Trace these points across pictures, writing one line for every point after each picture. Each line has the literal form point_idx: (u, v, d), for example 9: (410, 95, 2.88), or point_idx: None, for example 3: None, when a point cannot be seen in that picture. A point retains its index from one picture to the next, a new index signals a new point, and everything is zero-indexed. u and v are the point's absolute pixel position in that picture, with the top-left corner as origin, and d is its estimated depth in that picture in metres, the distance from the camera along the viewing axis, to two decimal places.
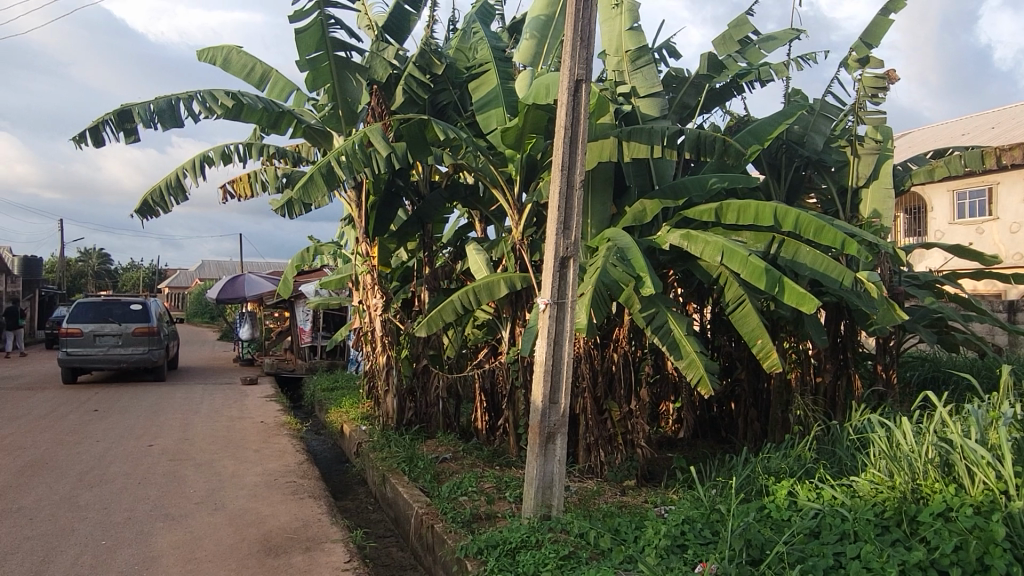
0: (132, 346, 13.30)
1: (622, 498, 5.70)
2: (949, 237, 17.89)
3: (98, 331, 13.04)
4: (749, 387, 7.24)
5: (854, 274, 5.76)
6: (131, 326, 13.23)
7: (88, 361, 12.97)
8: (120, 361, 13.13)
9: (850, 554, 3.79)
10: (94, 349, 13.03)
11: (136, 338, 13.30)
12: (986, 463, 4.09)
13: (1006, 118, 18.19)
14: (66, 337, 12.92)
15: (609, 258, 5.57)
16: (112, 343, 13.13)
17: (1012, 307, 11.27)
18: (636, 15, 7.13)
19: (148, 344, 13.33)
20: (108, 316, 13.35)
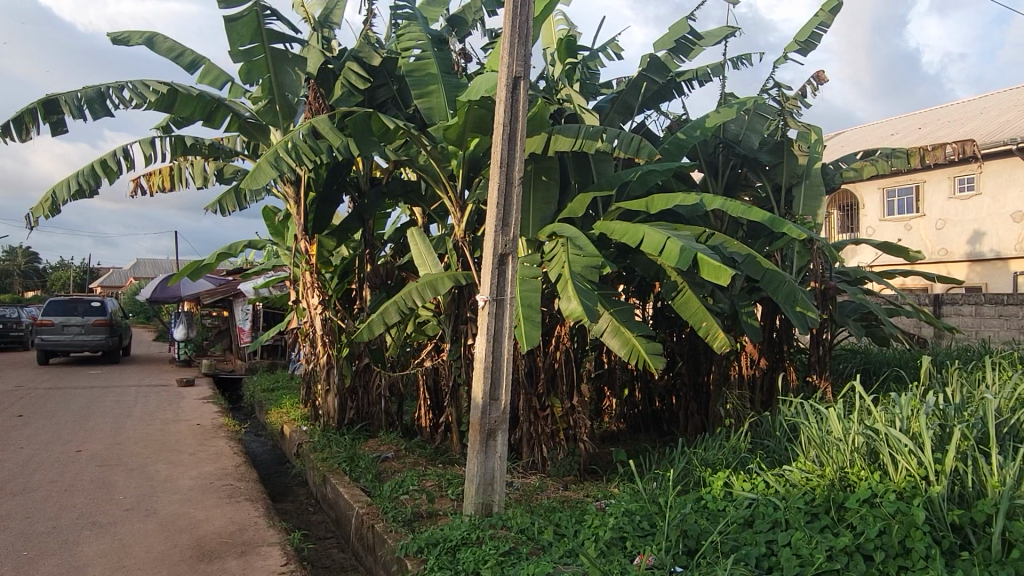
0: (92, 334, 15.98)
1: (565, 493, 5.75)
2: (879, 234, 18.59)
3: (66, 322, 15.75)
4: (689, 380, 7.38)
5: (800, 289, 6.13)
6: (92, 318, 15.98)
7: (58, 347, 15.65)
8: (83, 347, 15.81)
9: (781, 541, 3.91)
10: (62, 336, 15.72)
11: (96, 329, 16.04)
12: (908, 449, 4.26)
13: (932, 119, 18.99)
14: (39, 327, 15.62)
15: (568, 253, 5.67)
16: (76, 332, 15.83)
17: (938, 301, 11.81)
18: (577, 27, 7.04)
19: (106, 332, 16.06)
20: (73, 311, 16.06)
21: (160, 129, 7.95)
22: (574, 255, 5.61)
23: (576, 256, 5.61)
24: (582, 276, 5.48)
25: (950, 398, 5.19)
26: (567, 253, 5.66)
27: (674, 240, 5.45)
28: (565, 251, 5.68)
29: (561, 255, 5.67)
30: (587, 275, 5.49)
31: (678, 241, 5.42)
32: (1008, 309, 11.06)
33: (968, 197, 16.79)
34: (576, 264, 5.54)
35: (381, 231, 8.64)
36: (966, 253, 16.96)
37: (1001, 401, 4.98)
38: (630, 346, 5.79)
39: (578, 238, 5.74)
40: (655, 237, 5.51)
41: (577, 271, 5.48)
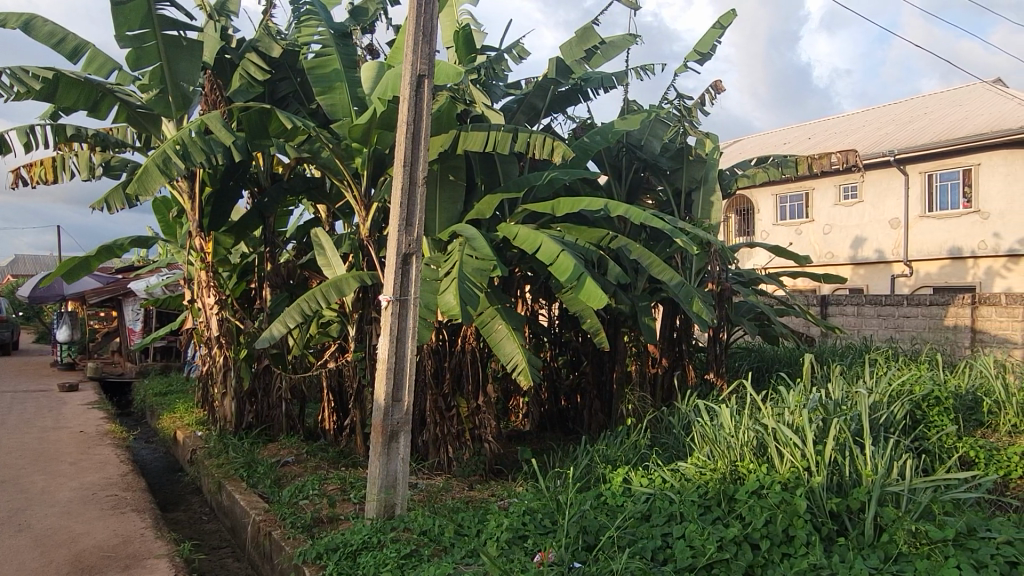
0: None
1: (469, 493, 5.75)
2: (772, 237, 19.64)
3: None
4: (593, 379, 7.53)
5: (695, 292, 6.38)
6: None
7: None
8: None
9: (675, 534, 4.06)
10: None
11: None
12: (793, 443, 4.51)
13: (820, 130, 20.18)
14: None
15: (463, 253, 5.68)
16: None
17: (824, 302, 12.56)
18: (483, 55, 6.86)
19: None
20: None
21: (42, 117, 7.44)
22: (471, 256, 5.65)
23: (468, 259, 5.63)
24: (474, 277, 5.53)
25: (831, 394, 5.53)
26: (461, 253, 5.65)
27: (568, 255, 5.55)
28: (461, 251, 5.66)
29: (457, 254, 5.68)
30: (476, 277, 5.54)
31: (571, 256, 5.53)
32: (886, 309, 11.75)
33: (852, 204, 17.89)
34: (467, 266, 5.55)
35: (283, 229, 8.41)
36: (850, 256, 18.00)
37: (875, 396, 5.34)
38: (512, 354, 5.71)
39: (474, 239, 5.69)
40: (549, 250, 5.57)
41: (467, 271, 5.52)
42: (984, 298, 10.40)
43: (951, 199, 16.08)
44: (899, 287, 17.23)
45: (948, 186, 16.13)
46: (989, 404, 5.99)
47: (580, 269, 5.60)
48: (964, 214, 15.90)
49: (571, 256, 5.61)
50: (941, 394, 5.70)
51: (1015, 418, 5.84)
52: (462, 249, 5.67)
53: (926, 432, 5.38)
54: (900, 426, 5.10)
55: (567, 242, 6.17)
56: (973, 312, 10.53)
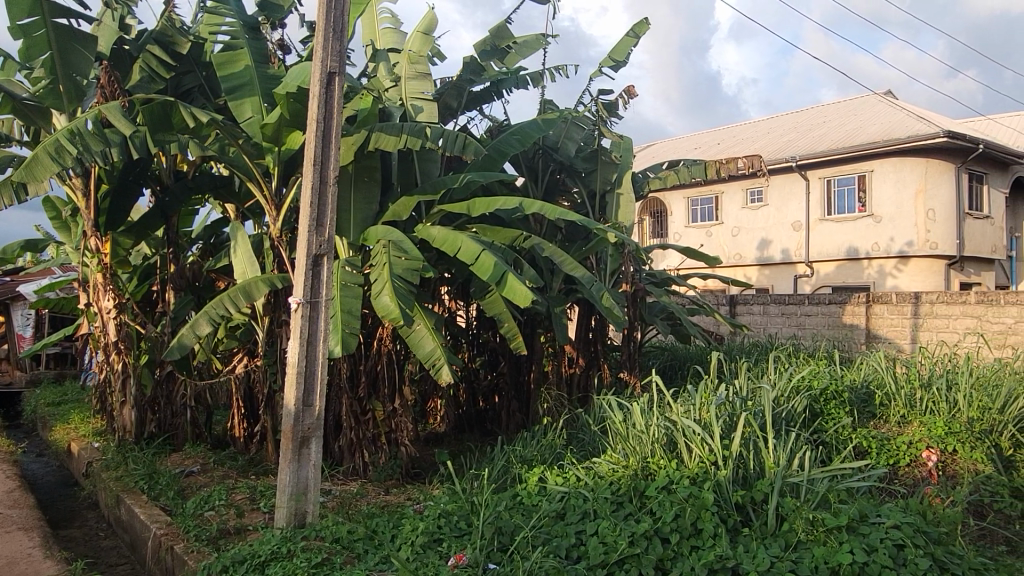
0: None
1: (385, 497, 5.65)
2: (684, 239, 20.31)
3: None
4: (510, 380, 7.55)
5: (605, 291, 6.52)
6: None
7: None
8: None
9: (589, 531, 4.11)
10: None
11: None
12: (700, 438, 4.67)
13: (728, 136, 20.98)
14: None
15: (390, 256, 5.59)
16: None
17: (732, 301, 13.03)
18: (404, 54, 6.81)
19: None
20: None
21: None
22: (394, 259, 5.56)
23: (389, 261, 5.55)
24: (401, 279, 5.45)
25: (737, 391, 5.75)
26: (387, 255, 5.58)
27: (490, 253, 5.56)
28: (386, 254, 5.58)
29: (379, 256, 5.59)
30: (400, 280, 5.45)
31: (493, 254, 5.55)
32: (789, 308, 12.30)
33: (758, 207, 18.65)
34: (392, 269, 5.46)
35: (188, 229, 8.07)
36: (756, 257, 18.77)
37: (777, 391, 5.58)
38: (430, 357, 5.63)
39: (400, 245, 5.66)
40: (470, 249, 5.56)
41: (392, 275, 5.43)
42: (877, 296, 11.08)
43: (848, 203, 17.02)
44: (801, 287, 18.10)
45: (845, 191, 17.06)
46: (880, 397, 6.37)
47: (502, 267, 5.62)
48: (860, 218, 16.85)
49: (492, 255, 5.62)
50: (837, 388, 6.02)
51: (902, 409, 6.24)
52: (389, 250, 5.60)
53: (823, 424, 5.66)
54: (800, 419, 5.35)
55: (487, 242, 6.16)
56: (867, 310, 11.20)
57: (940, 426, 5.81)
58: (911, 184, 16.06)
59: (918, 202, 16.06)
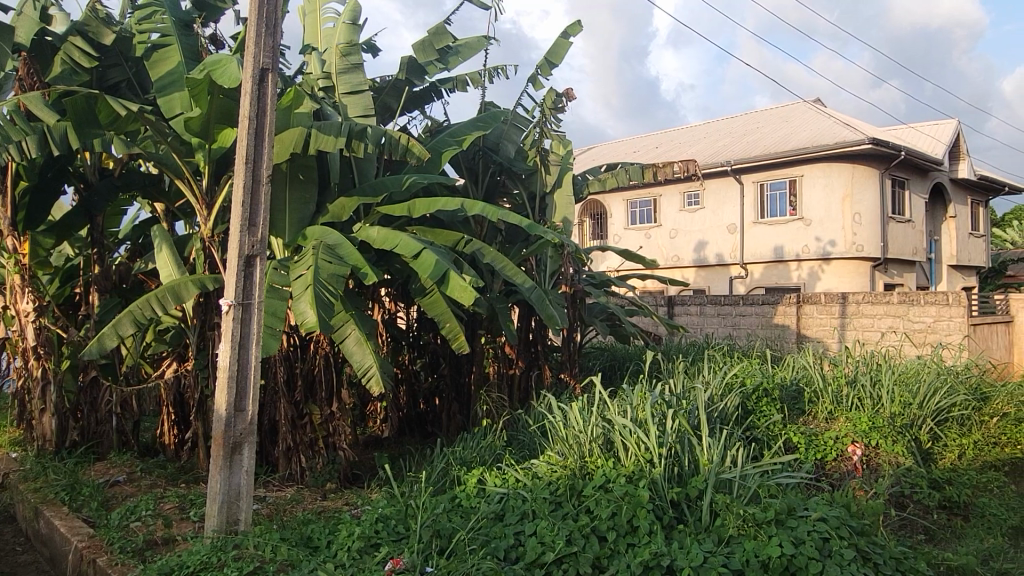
0: None
1: (321, 503, 5.54)
2: (623, 241, 20.61)
3: None
4: (450, 382, 7.51)
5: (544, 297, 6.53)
6: None
7: None
8: None
9: (527, 531, 4.11)
10: None
11: None
12: (636, 437, 4.74)
13: (666, 140, 21.43)
14: None
15: (317, 257, 5.46)
16: None
17: (670, 302, 13.29)
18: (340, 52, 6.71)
19: None
20: None
21: None
22: (325, 260, 5.45)
23: (324, 263, 5.43)
24: (328, 283, 5.30)
25: (672, 389, 5.85)
26: (317, 257, 5.45)
27: (430, 251, 5.53)
28: (315, 255, 5.46)
29: (310, 256, 5.49)
30: (331, 282, 5.34)
31: (433, 252, 5.52)
32: (724, 309, 12.58)
33: (695, 210, 19.06)
34: (323, 271, 5.35)
35: (115, 230, 7.78)
36: (693, 259, 19.17)
37: (711, 389, 5.71)
38: (365, 361, 5.53)
39: (338, 247, 5.57)
40: (410, 247, 5.53)
41: (322, 277, 5.31)
42: (807, 297, 11.48)
43: (780, 207, 17.57)
44: (736, 288, 18.58)
45: (777, 195, 17.63)
46: (809, 394, 6.58)
47: (443, 266, 5.59)
48: (791, 221, 17.40)
49: (433, 253, 5.59)
50: (768, 386, 6.19)
51: (829, 405, 6.46)
52: (322, 251, 5.49)
53: (756, 421, 5.81)
54: (733, 417, 5.50)
55: (427, 241, 6.12)
56: (798, 310, 11.59)
57: (864, 422, 6.03)
58: (838, 189, 16.69)
59: (845, 206, 16.69)
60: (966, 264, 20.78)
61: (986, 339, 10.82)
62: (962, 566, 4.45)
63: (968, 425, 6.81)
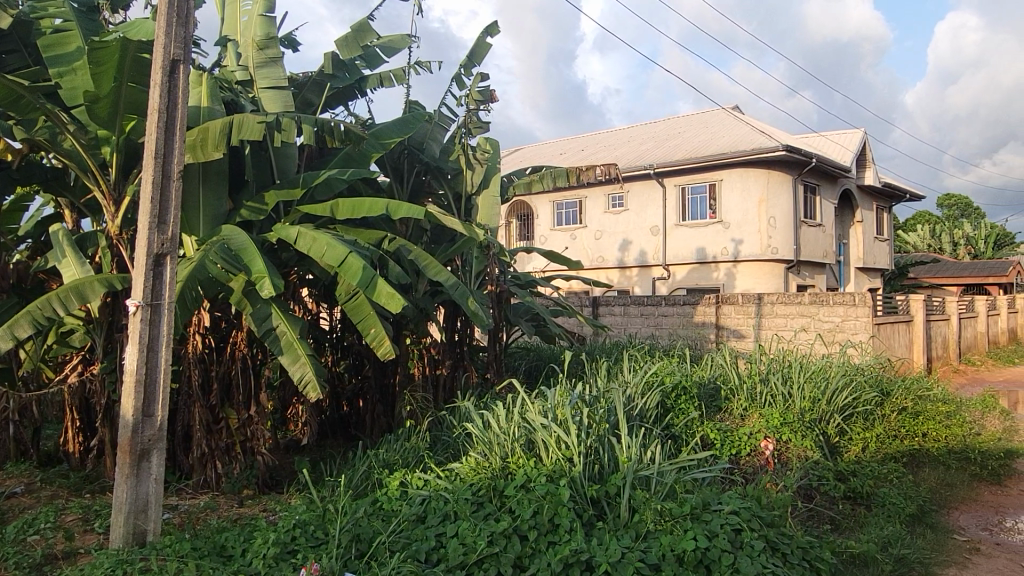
0: None
1: (237, 510, 5.36)
2: (549, 242, 20.82)
3: None
4: (374, 384, 7.39)
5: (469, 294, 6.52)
6: None
7: None
8: None
9: (449, 533, 4.10)
10: None
11: None
12: (556, 436, 4.79)
13: (591, 143, 21.78)
14: None
15: (209, 255, 5.28)
16: None
17: (594, 303, 13.50)
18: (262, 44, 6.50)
19: None
20: None
21: None
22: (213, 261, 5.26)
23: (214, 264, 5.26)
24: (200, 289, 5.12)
25: (594, 389, 5.93)
26: (208, 253, 5.29)
27: (356, 256, 5.43)
28: (207, 251, 5.28)
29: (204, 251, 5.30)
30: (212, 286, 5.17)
31: (359, 258, 5.43)
32: (647, 309, 12.85)
33: (619, 212, 19.42)
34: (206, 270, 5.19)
35: (14, 226, 7.34)
36: (618, 260, 19.55)
37: (632, 388, 5.82)
38: (299, 365, 5.36)
39: (240, 251, 5.31)
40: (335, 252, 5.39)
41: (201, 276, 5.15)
42: (725, 297, 11.85)
43: (701, 210, 18.12)
44: (659, 289, 19.03)
45: (697, 199, 18.16)
46: (725, 391, 6.79)
47: (369, 271, 5.49)
48: (710, 224, 17.96)
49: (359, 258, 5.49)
50: (686, 384, 6.34)
51: (744, 402, 6.69)
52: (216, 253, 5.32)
53: (674, 419, 5.96)
54: (651, 416, 5.62)
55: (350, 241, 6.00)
56: (717, 310, 11.95)
57: (776, 418, 6.28)
58: (754, 194, 17.32)
59: (761, 210, 17.33)
60: (872, 266, 21.91)
61: (888, 338, 11.44)
62: (863, 553, 4.69)
63: (872, 419, 7.17)
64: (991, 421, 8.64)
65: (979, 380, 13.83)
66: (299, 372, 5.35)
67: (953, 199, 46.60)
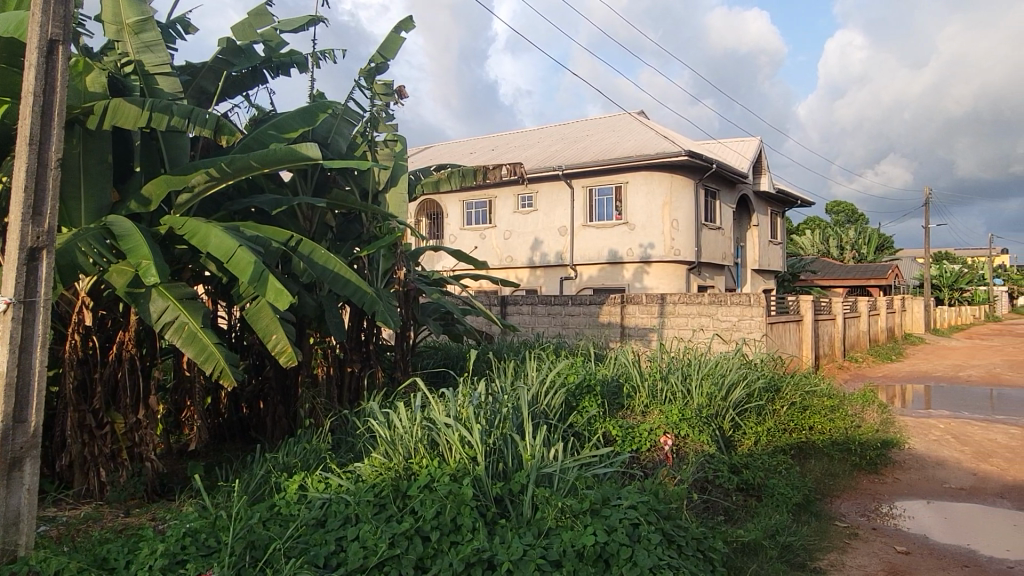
0: None
1: (123, 520, 5.06)
2: (459, 241, 20.75)
3: None
4: (276, 385, 7.11)
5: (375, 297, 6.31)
6: None
7: None
8: None
9: (349, 536, 4.00)
10: None
11: None
12: (459, 435, 4.79)
13: (502, 143, 21.85)
14: None
15: (84, 235, 4.98)
16: None
17: (503, 302, 13.55)
18: (140, 27, 6.16)
19: None
20: None
21: None
22: (85, 242, 4.94)
23: (87, 245, 4.95)
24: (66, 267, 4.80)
25: (499, 387, 5.95)
26: (85, 233, 5.01)
27: (246, 249, 5.19)
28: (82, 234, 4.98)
29: (78, 231, 4.99)
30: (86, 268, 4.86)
31: (250, 252, 5.19)
32: (555, 309, 13.01)
33: (528, 212, 19.58)
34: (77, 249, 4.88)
35: None
36: (527, 260, 19.72)
37: (536, 387, 5.87)
38: (209, 356, 5.14)
39: (123, 234, 5.05)
40: (223, 244, 5.14)
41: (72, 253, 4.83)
42: (630, 297, 12.16)
43: (608, 211, 18.54)
44: (567, 288, 19.32)
45: (604, 200, 18.58)
46: (627, 389, 6.96)
47: (259, 266, 5.29)
48: (617, 225, 18.39)
49: (250, 253, 5.25)
50: (590, 382, 6.46)
51: (645, 399, 6.88)
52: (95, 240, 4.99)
53: (577, 416, 6.05)
54: (556, 415, 5.68)
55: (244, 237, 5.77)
56: (622, 310, 12.25)
57: (675, 413, 6.50)
58: (658, 197, 17.87)
59: (664, 213, 17.87)
60: (767, 268, 23.03)
61: (780, 336, 12.05)
62: (752, 541, 4.92)
63: (763, 414, 7.52)
64: (870, 414, 9.25)
65: (861, 376, 14.81)
66: (210, 362, 5.13)
67: (841, 206, 49.54)
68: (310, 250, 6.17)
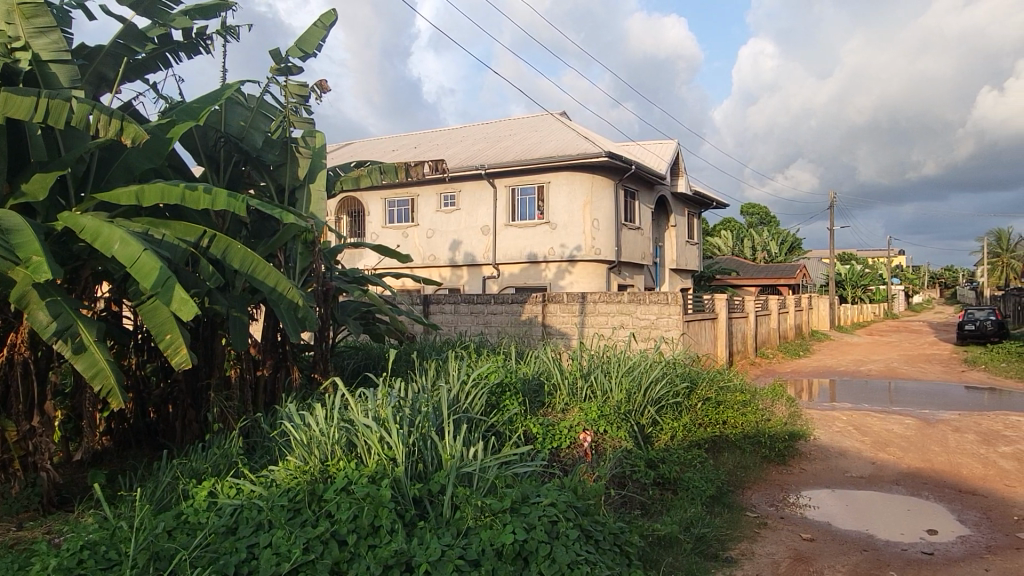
0: None
1: (15, 534, 4.74)
2: (381, 240, 20.46)
3: None
4: (186, 387, 6.79)
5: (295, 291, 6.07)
6: None
7: None
8: None
9: (262, 543, 3.87)
10: None
11: None
12: (378, 436, 4.71)
13: (423, 141, 21.65)
14: None
15: None
16: None
17: (425, 301, 13.44)
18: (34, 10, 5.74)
19: None
20: None
21: None
22: None
23: None
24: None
25: (419, 387, 5.88)
26: None
27: (151, 254, 4.94)
28: None
29: None
30: None
31: (155, 257, 4.94)
32: (477, 308, 12.99)
33: (451, 211, 19.50)
34: None
35: None
36: (450, 258, 19.64)
37: (456, 387, 5.83)
38: (101, 377, 4.80)
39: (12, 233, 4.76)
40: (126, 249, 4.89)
41: None
42: (551, 296, 12.26)
43: (530, 211, 18.67)
44: (490, 287, 19.36)
45: (527, 200, 18.70)
46: (548, 387, 7.01)
47: (166, 272, 5.02)
48: (539, 224, 18.53)
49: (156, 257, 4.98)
50: (510, 381, 6.46)
51: (565, 398, 6.96)
52: None
53: (498, 415, 6.05)
54: (477, 414, 5.66)
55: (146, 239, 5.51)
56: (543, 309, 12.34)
57: (594, 410, 6.58)
58: (579, 197, 18.10)
59: (585, 212, 18.09)
60: (684, 268, 23.71)
61: (696, 333, 12.42)
62: (668, 534, 5.04)
63: (679, 410, 7.71)
64: (779, 408, 9.65)
65: (771, 371, 15.46)
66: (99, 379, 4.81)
67: (754, 210, 51.57)
68: (224, 244, 5.84)
